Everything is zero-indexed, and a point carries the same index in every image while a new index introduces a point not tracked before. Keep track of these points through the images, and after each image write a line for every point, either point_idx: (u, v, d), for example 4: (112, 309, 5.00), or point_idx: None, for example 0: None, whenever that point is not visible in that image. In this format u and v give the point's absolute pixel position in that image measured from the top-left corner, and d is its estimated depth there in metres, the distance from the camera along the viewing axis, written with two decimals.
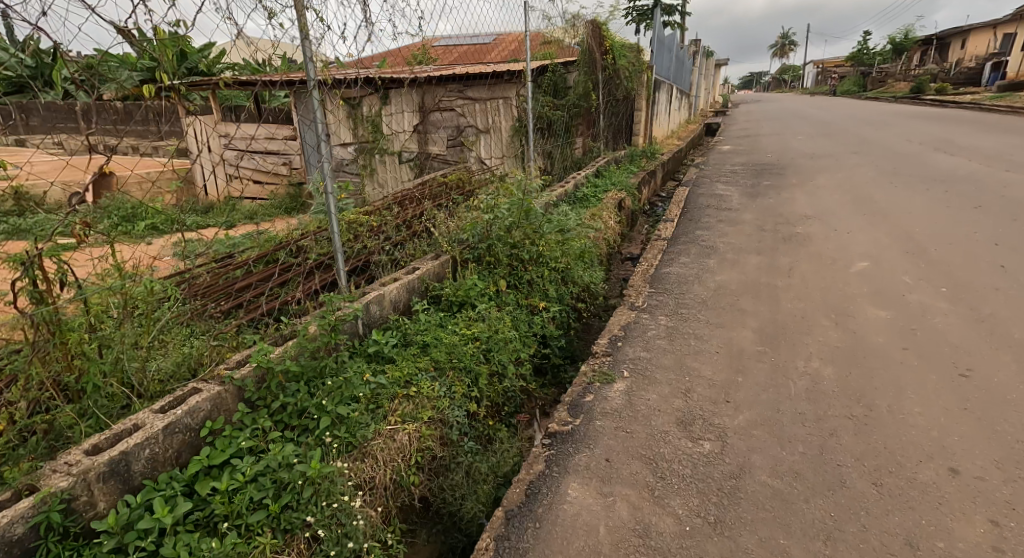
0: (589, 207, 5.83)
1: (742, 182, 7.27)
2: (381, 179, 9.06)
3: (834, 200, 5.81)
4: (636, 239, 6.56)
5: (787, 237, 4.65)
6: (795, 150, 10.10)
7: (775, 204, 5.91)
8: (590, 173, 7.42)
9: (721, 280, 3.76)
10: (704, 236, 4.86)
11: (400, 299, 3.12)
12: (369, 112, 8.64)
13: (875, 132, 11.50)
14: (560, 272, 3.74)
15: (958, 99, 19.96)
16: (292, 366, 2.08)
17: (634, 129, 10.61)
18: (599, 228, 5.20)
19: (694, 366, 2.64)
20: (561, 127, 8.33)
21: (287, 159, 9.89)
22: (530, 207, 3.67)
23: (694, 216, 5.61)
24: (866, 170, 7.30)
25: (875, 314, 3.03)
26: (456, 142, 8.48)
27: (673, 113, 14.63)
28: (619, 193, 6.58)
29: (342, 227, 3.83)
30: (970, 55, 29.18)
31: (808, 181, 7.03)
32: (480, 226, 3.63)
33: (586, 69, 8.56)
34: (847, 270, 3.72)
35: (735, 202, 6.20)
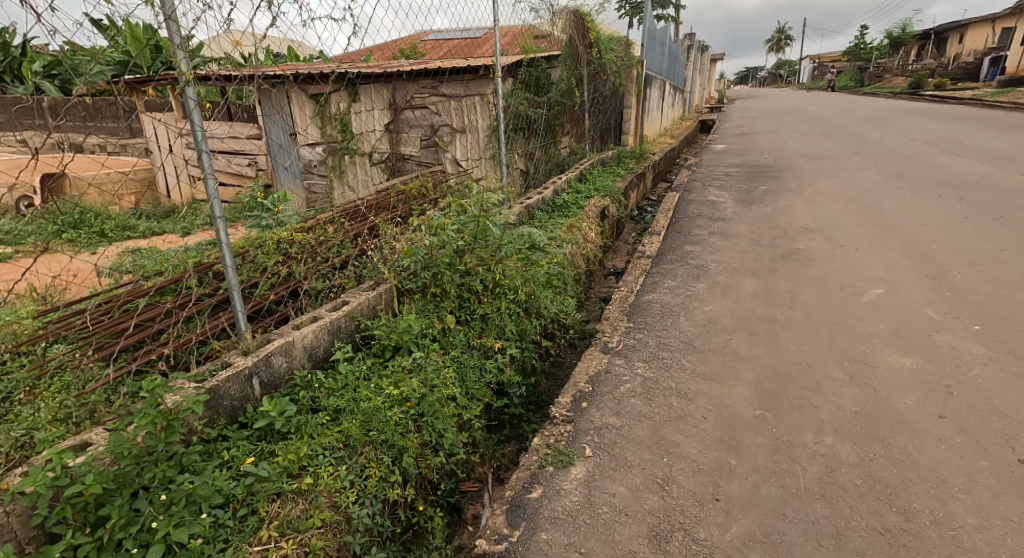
0: (568, 218, 5.26)
1: (737, 187, 6.73)
2: (351, 181, 8.40)
3: (837, 209, 5.27)
4: (620, 250, 6.03)
5: (787, 256, 4.11)
6: (793, 150, 9.58)
7: (772, 213, 5.36)
8: (573, 177, 6.85)
9: (710, 310, 3.22)
10: (693, 253, 4.31)
11: (319, 344, 2.54)
12: (337, 110, 8.01)
13: (876, 130, 10.97)
14: (523, 303, 3.17)
15: (959, 95, 19.42)
16: (101, 480, 1.50)
17: (623, 128, 10.07)
18: (577, 243, 4.64)
19: (675, 440, 2.09)
20: (542, 127, 7.77)
21: (252, 159, 9.20)
22: (485, 227, 3.10)
23: (683, 227, 5.07)
24: (870, 174, 6.77)
25: (898, 361, 2.49)
26: (430, 143, 7.85)
27: (665, 110, 14.06)
28: (602, 200, 6.02)
29: (269, 248, 3.26)
30: (968, 51, 28.69)
31: (808, 186, 6.48)
32: (423, 250, 3.05)
33: (570, 64, 8.01)
34: (858, 300, 3.19)
35: (728, 210, 5.66)
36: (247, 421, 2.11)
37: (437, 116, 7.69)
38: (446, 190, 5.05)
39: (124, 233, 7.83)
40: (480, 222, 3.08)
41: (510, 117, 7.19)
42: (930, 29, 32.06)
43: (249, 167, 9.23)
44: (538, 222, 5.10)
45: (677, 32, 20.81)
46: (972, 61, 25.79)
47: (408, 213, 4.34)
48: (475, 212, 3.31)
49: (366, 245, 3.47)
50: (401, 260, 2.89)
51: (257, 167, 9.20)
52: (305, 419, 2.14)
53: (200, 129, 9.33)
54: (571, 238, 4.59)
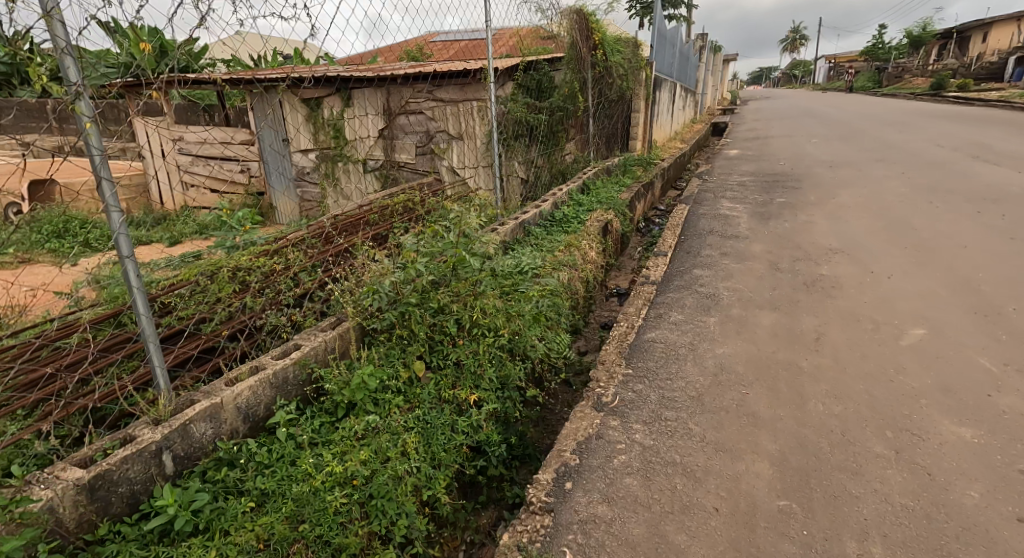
0: (567, 236, 4.87)
1: (751, 198, 6.29)
2: (344, 190, 8.13)
3: (862, 227, 4.83)
4: (624, 268, 5.63)
5: (809, 283, 3.69)
6: (811, 156, 9.10)
7: (790, 230, 4.92)
8: (575, 187, 6.43)
9: (723, 354, 2.81)
10: (703, 278, 3.90)
11: (258, 402, 2.13)
12: (330, 115, 7.78)
13: (898, 135, 10.45)
14: (507, 344, 2.75)
15: (985, 96, 18.73)
16: None
17: (631, 133, 9.65)
18: (573, 266, 4.24)
19: (680, 543, 1.70)
20: (543, 133, 7.40)
21: (245, 166, 8.87)
22: (464, 257, 2.68)
23: (692, 246, 4.65)
24: (896, 185, 6.30)
25: (952, 433, 2.07)
26: (425, 149, 7.48)
27: (675, 113, 13.59)
28: (605, 213, 5.62)
29: (224, 277, 2.89)
30: (991, 50, 27.88)
31: (829, 198, 6.03)
32: (389, 284, 2.64)
33: (574, 67, 7.59)
34: (896, 344, 2.76)
35: (742, 225, 5.24)
36: (148, 512, 1.71)
37: (433, 122, 7.31)
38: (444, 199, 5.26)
39: (107, 241, 7.54)
40: (460, 253, 2.67)
41: (508, 124, 6.88)
42: (952, 28, 31.20)
43: (242, 174, 8.91)
44: (535, 243, 4.64)
45: (689, 31, 20.27)
46: (995, 61, 25.03)
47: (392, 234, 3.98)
48: (455, 237, 2.90)
49: (339, 271, 3.08)
50: (364, 296, 2.46)
51: (250, 174, 8.87)
52: (223, 510, 1.75)
53: (192, 134, 9.04)
54: (568, 260, 4.25)
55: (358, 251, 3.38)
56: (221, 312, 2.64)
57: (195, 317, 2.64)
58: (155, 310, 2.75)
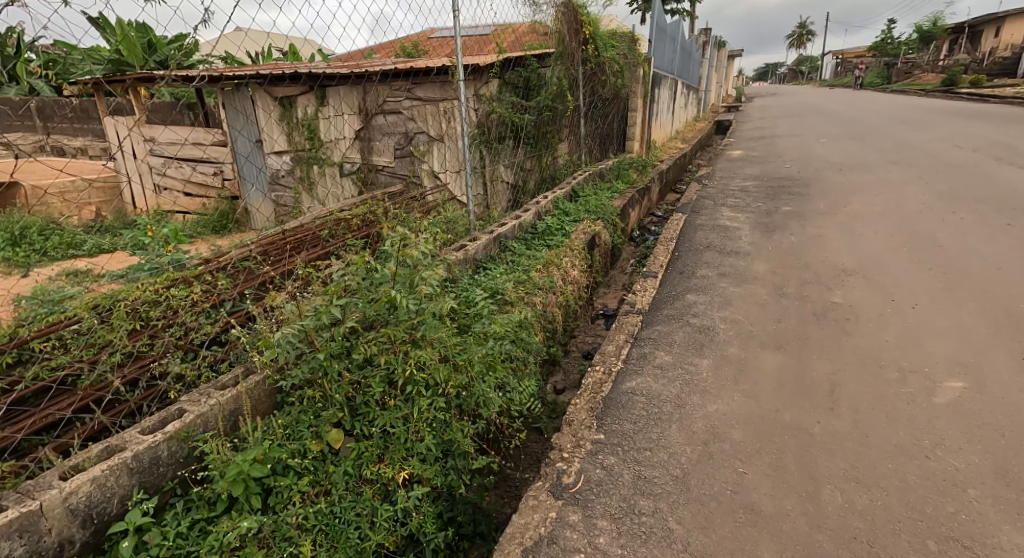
0: (548, 253, 4.38)
1: (754, 207, 5.79)
2: (321, 195, 7.62)
3: (878, 244, 4.33)
4: (613, 286, 5.17)
5: (819, 313, 3.19)
6: (820, 157, 8.59)
7: (797, 246, 4.43)
8: (563, 194, 5.91)
9: (716, 412, 2.31)
10: (696, 305, 3.42)
11: (107, 498, 1.64)
12: (304, 115, 7.31)
13: (911, 134, 9.90)
14: (452, 402, 2.23)
15: (999, 93, 18.18)
16: None
17: (628, 133, 9.15)
18: (551, 291, 3.77)
19: None
20: (529, 134, 6.93)
21: (218, 169, 8.36)
22: (393, 297, 2.15)
23: (687, 264, 4.17)
24: (914, 193, 5.81)
25: (1012, 550, 1.58)
26: (405, 152, 6.96)
27: (676, 111, 13.06)
28: (592, 225, 5.16)
29: (115, 313, 2.42)
30: (1005, 46, 27.21)
31: (840, 207, 5.53)
32: (303, 330, 2.11)
33: (566, 64, 7.07)
34: (929, 403, 2.26)
35: (744, 239, 4.75)
36: None
37: (412, 122, 6.81)
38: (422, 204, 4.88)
39: (68, 249, 7.09)
40: (389, 293, 2.13)
41: (492, 125, 6.42)
42: (963, 23, 30.51)
43: (214, 177, 8.41)
44: (510, 263, 4.13)
45: (691, 26, 19.70)
46: (1008, 56, 24.42)
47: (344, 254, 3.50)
48: (389, 268, 2.37)
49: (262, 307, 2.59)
50: (259, 352, 1.93)
51: (222, 177, 8.36)
52: None
53: (163, 134, 8.58)
54: (545, 282, 3.77)
55: (299, 274, 2.94)
56: (110, 359, 2.15)
57: (70, 367, 2.15)
58: (33, 355, 2.25)
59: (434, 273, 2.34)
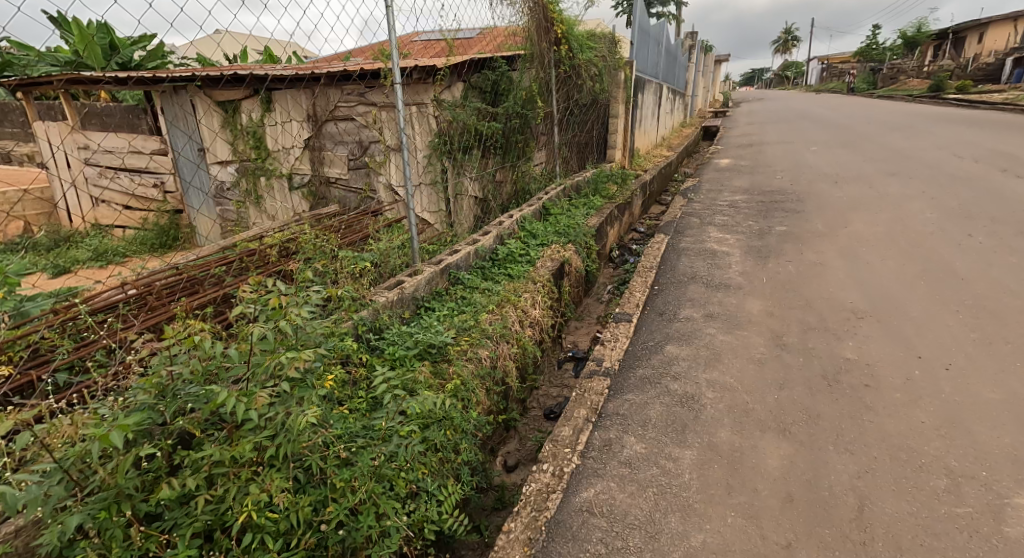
0: (505, 289, 3.73)
1: (744, 226, 5.19)
2: (269, 210, 6.91)
3: (890, 275, 3.72)
4: (585, 320, 4.54)
5: (830, 374, 2.57)
6: (813, 166, 8.06)
7: (796, 278, 3.83)
8: (532, 211, 5.26)
9: (707, 550, 1.67)
10: (678, 360, 2.79)
11: None
12: (249, 121, 6.59)
13: (906, 142, 9.44)
14: (324, 547, 1.56)
15: (985, 98, 17.99)
16: None
17: (610, 140, 8.56)
18: (505, 339, 3.12)
19: None
20: (497, 143, 6.32)
21: (159, 179, 7.58)
22: (227, 400, 1.48)
23: (668, 302, 3.53)
24: (921, 210, 5.25)
25: None
26: (359, 163, 6.25)
27: (662, 116, 12.49)
28: (561, 249, 4.51)
29: None
30: (988, 52, 27.35)
31: (840, 226, 4.95)
32: (80, 457, 1.40)
33: (539, 66, 6.43)
34: (998, 538, 1.63)
35: (734, 267, 4.14)
36: None
37: (365, 130, 6.11)
38: (368, 223, 4.24)
39: None
40: (217, 396, 1.46)
41: (454, 136, 5.90)
42: (947, 29, 30.60)
43: (154, 188, 7.63)
44: (458, 303, 3.48)
45: (677, 29, 19.22)
46: (993, 62, 24.36)
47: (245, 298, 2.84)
48: (241, 345, 1.70)
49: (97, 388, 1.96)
50: None
51: (163, 189, 7.59)
52: None
53: (97, 141, 7.78)
54: (496, 329, 3.11)
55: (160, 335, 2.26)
56: None
57: None
58: None
59: (302, 354, 1.66)
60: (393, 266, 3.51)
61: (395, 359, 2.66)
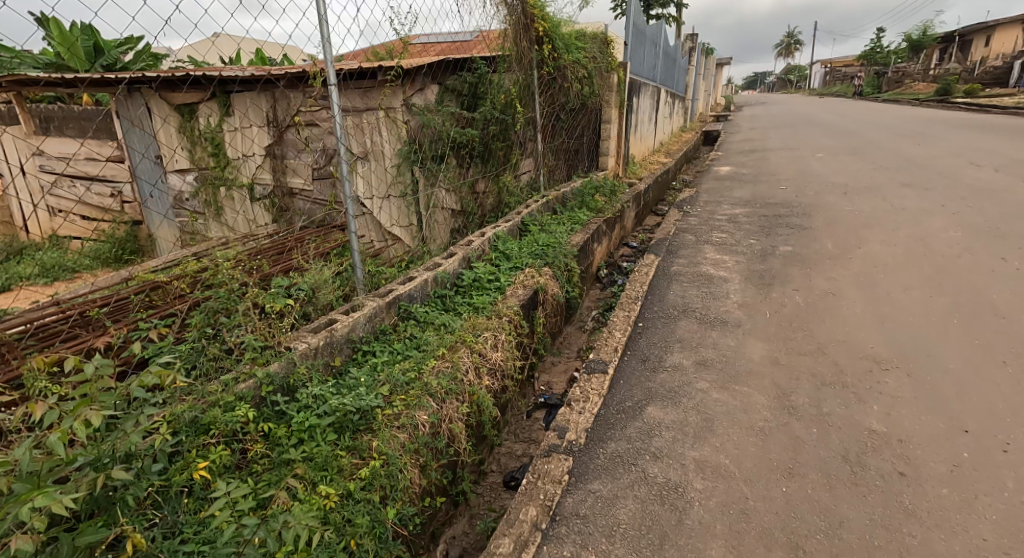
0: (463, 327, 3.17)
1: (745, 245, 4.66)
2: (230, 222, 6.39)
3: (916, 309, 3.18)
4: (563, 357, 4.00)
5: (852, 453, 2.04)
6: (820, 176, 7.52)
7: (806, 313, 3.29)
8: (508, 228, 4.72)
9: None
10: (660, 429, 2.25)
11: None
12: (206, 126, 6.06)
13: (918, 149, 8.91)
14: None
15: (996, 102, 17.43)
16: None
17: (602, 147, 8.05)
18: (454, 395, 2.56)
19: None
20: (476, 152, 5.81)
21: (117, 189, 7.05)
22: None
23: (654, 343, 2.99)
24: (944, 228, 4.71)
25: None
26: (323, 173, 5.72)
27: (660, 121, 11.92)
28: (535, 274, 3.96)
29: None
30: (995, 55, 26.86)
31: (852, 246, 4.41)
32: None
33: (522, 68, 5.92)
34: None
35: (733, 298, 3.60)
36: None
37: (330, 137, 5.56)
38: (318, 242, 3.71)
39: None
40: None
41: (426, 143, 5.41)
42: (953, 32, 30.10)
43: (113, 199, 7.10)
44: (405, 345, 2.93)
45: (676, 30, 18.77)
46: (1000, 65, 23.88)
47: (131, 345, 2.28)
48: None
49: None
50: None
51: (121, 199, 7.06)
52: None
53: (52, 147, 7.25)
54: (443, 384, 2.54)
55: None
56: None
57: None
58: None
59: (49, 502, 1.27)
60: (324, 296, 2.89)
61: (303, 429, 2.11)
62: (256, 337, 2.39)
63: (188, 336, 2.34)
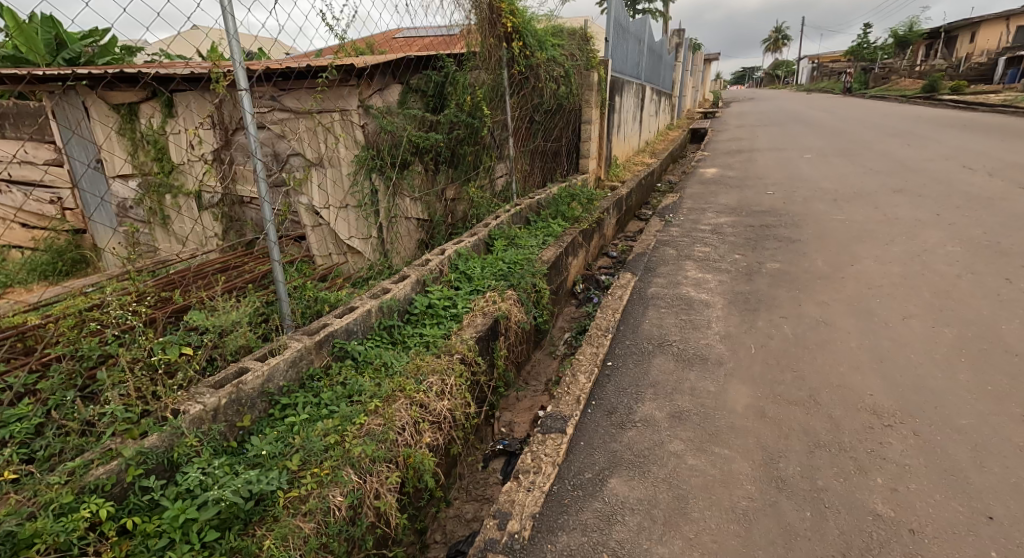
0: (407, 368, 2.76)
1: (729, 261, 4.29)
2: (178, 232, 5.92)
3: (919, 346, 2.82)
4: (529, 389, 3.62)
5: (854, 551, 1.69)
6: (809, 180, 7.20)
7: (796, 347, 2.92)
8: (472, 243, 4.32)
9: None
10: (624, 513, 1.87)
11: None
12: (149, 128, 5.58)
13: (909, 150, 8.63)
14: None
15: (984, 99, 17.29)
16: None
17: (582, 149, 7.65)
18: (383, 463, 2.12)
19: None
20: (442, 157, 5.39)
21: (56, 195, 6.55)
22: None
23: (623, 388, 2.61)
24: (943, 241, 4.38)
25: None
26: (276, 180, 5.16)
27: (645, 119, 11.54)
28: (497, 300, 3.56)
29: None
30: (980, 52, 26.85)
31: (843, 264, 4.06)
32: None
33: (492, 67, 5.48)
34: None
35: (715, 327, 3.22)
36: None
37: (282, 141, 5.11)
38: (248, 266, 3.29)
39: None
40: None
41: (385, 149, 4.97)
42: (939, 29, 30.08)
43: (52, 205, 6.59)
44: (335, 396, 2.51)
45: (662, 27, 18.41)
46: (986, 62, 23.84)
47: None
48: None
49: None
50: None
51: (62, 206, 6.53)
52: None
53: None
54: (370, 450, 2.11)
55: None
56: None
57: None
58: None
59: None
60: (232, 340, 2.43)
61: (177, 526, 1.69)
62: (121, 408, 1.90)
63: (44, 404, 1.92)
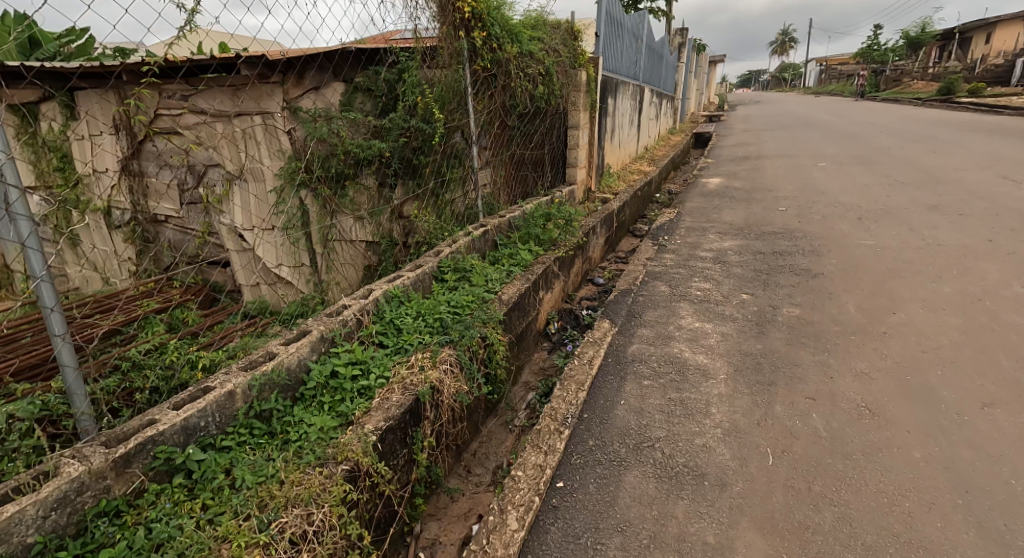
0: (258, 493, 1.86)
1: (735, 304, 3.39)
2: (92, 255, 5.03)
3: (1017, 460, 1.92)
4: (469, 482, 2.74)
5: None
6: (827, 193, 6.29)
7: (835, 453, 2.03)
8: (414, 279, 3.46)
9: None
10: None
11: None
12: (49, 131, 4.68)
13: (938, 158, 7.70)
14: None
15: (1006, 102, 16.31)
16: None
17: (569, 156, 6.78)
18: None
19: None
20: (394, 167, 4.39)
21: None
22: None
23: (574, 538, 1.76)
24: (1005, 278, 3.47)
25: None
26: (193, 196, 4.48)
27: (643, 123, 10.65)
28: (426, 367, 2.66)
29: None
30: (996, 54, 25.85)
31: (882, 310, 3.14)
32: None
33: (451, 64, 4.46)
34: None
35: (717, 412, 2.32)
36: None
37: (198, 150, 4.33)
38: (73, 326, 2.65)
39: None
40: None
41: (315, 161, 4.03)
42: (954, 30, 29.08)
43: None
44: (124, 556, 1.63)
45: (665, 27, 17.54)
46: (1004, 64, 22.82)
47: None
48: None
49: None
50: None
51: None
52: None
53: None
54: None
55: None
56: None
57: None
58: None
59: None
60: None
61: None
62: None
63: None
